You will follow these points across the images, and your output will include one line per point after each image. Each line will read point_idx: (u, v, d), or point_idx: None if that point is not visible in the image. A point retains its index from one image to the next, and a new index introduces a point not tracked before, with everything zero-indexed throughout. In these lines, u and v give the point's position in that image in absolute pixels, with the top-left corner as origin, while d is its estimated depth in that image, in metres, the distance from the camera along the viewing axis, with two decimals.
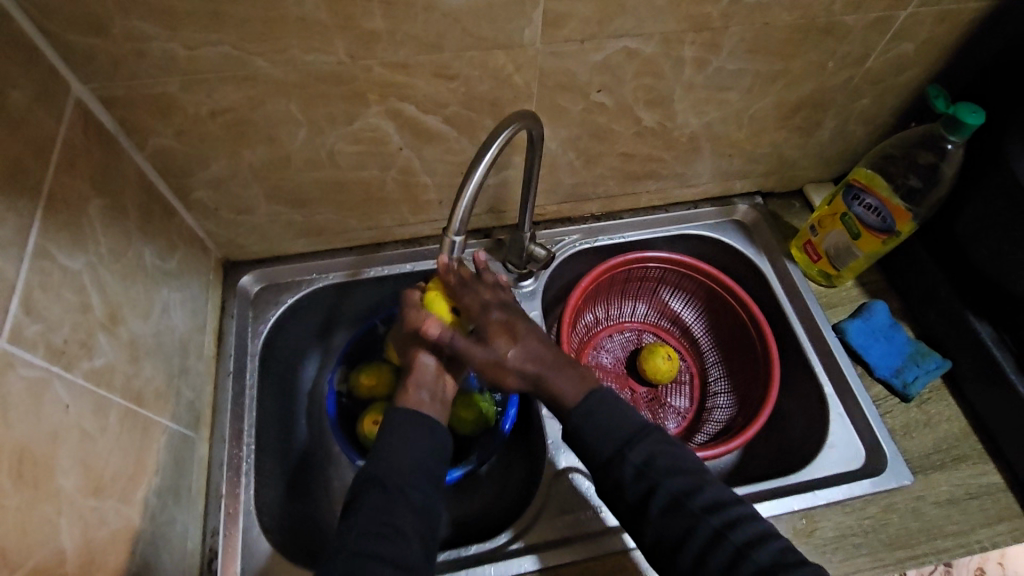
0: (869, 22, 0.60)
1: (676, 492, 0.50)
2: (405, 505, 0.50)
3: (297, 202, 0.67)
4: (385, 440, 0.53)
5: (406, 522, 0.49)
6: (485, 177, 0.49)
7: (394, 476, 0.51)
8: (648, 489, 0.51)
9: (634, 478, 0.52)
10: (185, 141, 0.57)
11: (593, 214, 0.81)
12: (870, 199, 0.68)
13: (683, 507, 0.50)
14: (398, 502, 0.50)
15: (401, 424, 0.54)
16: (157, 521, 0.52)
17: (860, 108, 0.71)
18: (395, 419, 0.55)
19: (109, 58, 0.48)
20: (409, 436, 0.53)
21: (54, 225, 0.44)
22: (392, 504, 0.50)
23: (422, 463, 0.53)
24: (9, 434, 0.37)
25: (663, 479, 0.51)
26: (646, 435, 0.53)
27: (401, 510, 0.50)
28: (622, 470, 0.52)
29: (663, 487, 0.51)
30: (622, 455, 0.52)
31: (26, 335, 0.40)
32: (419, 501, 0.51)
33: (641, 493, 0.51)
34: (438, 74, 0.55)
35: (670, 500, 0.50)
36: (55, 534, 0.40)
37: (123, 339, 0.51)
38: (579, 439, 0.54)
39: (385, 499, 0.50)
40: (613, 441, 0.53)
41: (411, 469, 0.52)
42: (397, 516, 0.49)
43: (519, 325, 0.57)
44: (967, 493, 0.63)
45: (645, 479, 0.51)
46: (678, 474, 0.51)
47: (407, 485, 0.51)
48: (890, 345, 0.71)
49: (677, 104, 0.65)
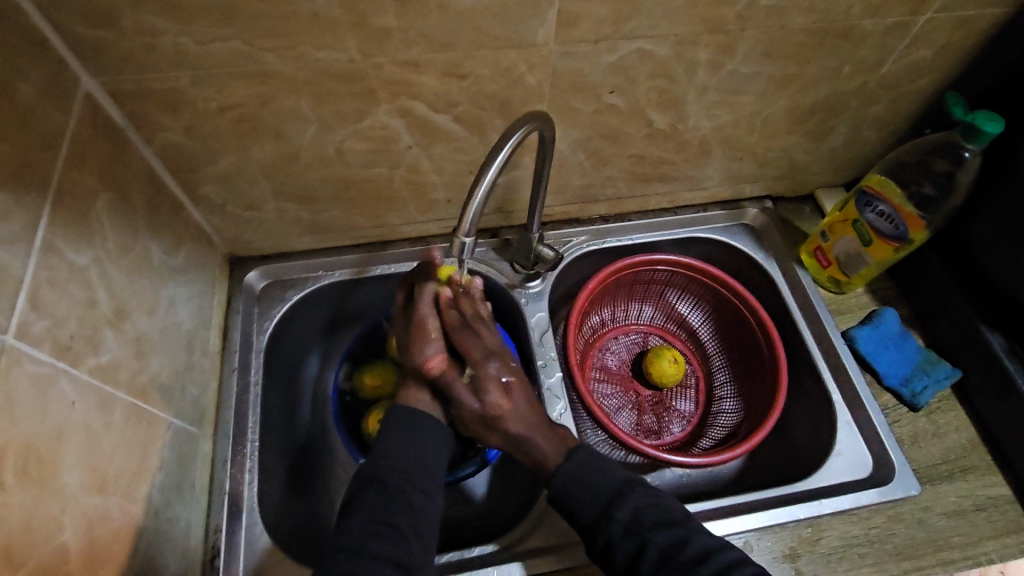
0: (887, 27, 0.59)
1: (665, 548, 0.49)
2: (406, 505, 0.50)
3: (304, 198, 0.67)
4: (386, 439, 0.54)
5: (406, 522, 0.49)
6: (496, 179, 0.48)
7: (396, 477, 0.51)
8: (639, 548, 0.50)
9: (621, 535, 0.51)
10: (193, 137, 0.57)
11: (601, 215, 0.80)
12: (882, 206, 0.67)
13: (674, 562, 0.49)
14: (398, 501, 0.50)
15: (402, 420, 0.55)
16: (160, 517, 0.52)
17: (874, 113, 0.71)
18: (400, 413, 0.56)
19: (119, 50, 0.48)
20: (411, 436, 0.54)
21: (61, 220, 0.44)
22: (392, 504, 0.49)
23: (424, 464, 0.53)
24: (15, 431, 0.37)
25: (652, 534, 0.50)
26: (630, 490, 0.53)
27: (403, 509, 0.49)
28: (609, 530, 0.51)
29: (653, 544, 0.49)
30: (607, 516, 0.51)
31: (33, 330, 0.40)
32: (420, 502, 0.51)
33: (631, 552, 0.50)
34: (450, 72, 0.55)
35: (660, 556, 0.49)
36: (59, 531, 0.39)
37: (129, 335, 0.51)
38: (566, 507, 0.53)
39: (385, 499, 0.50)
40: (597, 502, 0.52)
41: (413, 470, 0.52)
42: (398, 516, 0.49)
43: (513, 380, 0.56)
44: (974, 505, 0.62)
45: (634, 535, 0.50)
46: (665, 527, 0.50)
47: (408, 486, 0.51)
48: (899, 354, 0.70)
49: (689, 106, 0.64)
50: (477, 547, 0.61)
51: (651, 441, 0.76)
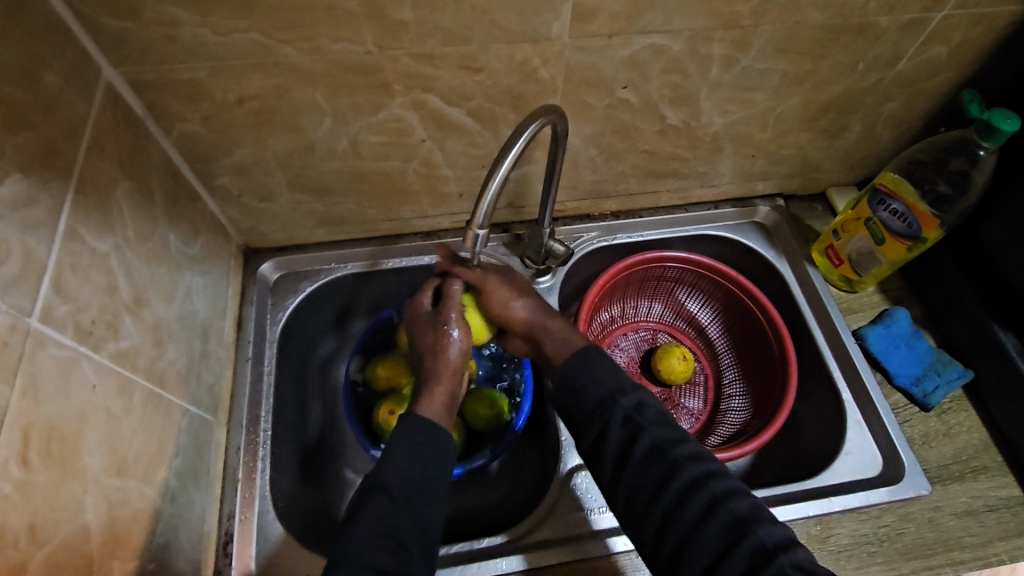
0: (903, 23, 0.59)
1: (659, 441, 0.52)
2: (411, 517, 0.50)
3: (318, 190, 0.67)
4: (395, 447, 0.52)
5: (409, 536, 0.49)
6: (510, 171, 0.49)
7: (404, 485, 0.50)
8: (633, 437, 0.53)
9: (619, 423, 0.53)
10: (211, 127, 0.57)
11: (612, 211, 0.80)
12: (897, 205, 0.67)
13: (664, 455, 0.52)
14: (404, 512, 0.50)
15: (411, 424, 0.53)
16: (176, 502, 0.53)
17: (888, 111, 0.70)
18: (413, 419, 0.54)
19: (141, 41, 0.49)
20: (421, 440, 0.53)
21: (83, 207, 0.45)
22: (398, 514, 0.49)
23: (433, 474, 0.52)
24: (39, 411, 0.38)
25: (648, 428, 0.53)
26: (634, 387, 0.56)
27: (406, 521, 0.49)
28: (607, 416, 0.54)
29: (646, 434, 0.52)
30: (609, 403, 0.54)
31: (56, 314, 0.41)
32: (422, 513, 0.50)
33: (624, 442, 0.53)
34: (465, 66, 0.55)
35: (652, 447, 0.52)
36: (81, 511, 0.40)
37: (148, 322, 0.52)
38: (563, 399, 0.56)
39: (391, 508, 0.49)
40: (598, 395, 0.55)
41: (422, 480, 0.51)
42: (401, 528, 0.49)
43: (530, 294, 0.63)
44: (985, 506, 0.62)
45: (629, 427, 0.53)
46: (663, 425, 0.53)
47: (414, 496, 0.50)
48: (911, 354, 0.70)
49: (703, 102, 0.64)
50: (486, 538, 0.61)
51: None
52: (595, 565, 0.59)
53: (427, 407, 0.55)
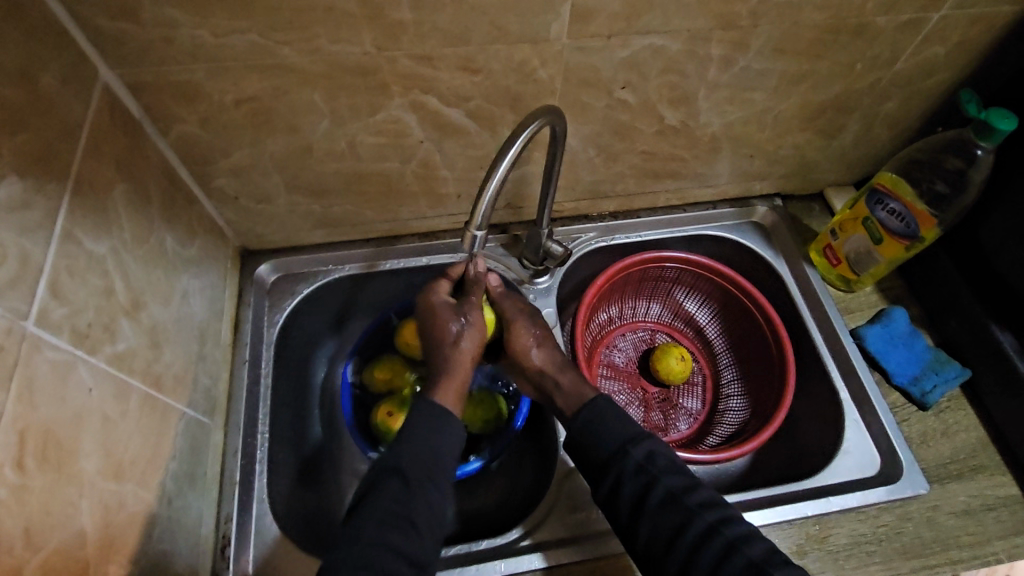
0: (900, 24, 0.59)
1: (674, 490, 0.52)
2: (423, 500, 0.50)
3: (316, 191, 0.67)
4: (411, 429, 0.53)
5: (421, 517, 0.49)
6: (509, 172, 0.49)
7: (418, 468, 0.50)
8: (648, 485, 0.53)
9: (633, 471, 0.54)
10: (208, 129, 0.57)
11: (610, 212, 0.80)
12: (894, 204, 0.67)
13: (679, 503, 0.52)
14: (416, 496, 0.50)
15: (426, 411, 0.53)
16: (173, 506, 0.53)
17: (885, 111, 0.70)
18: (428, 404, 0.54)
19: (137, 42, 0.48)
20: (437, 423, 0.53)
21: (79, 209, 0.45)
22: (411, 498, 0.49)
23: (446, 458, 0.52)
24: (35, 415, 0.37)
25: (662, 475, 0.53)
26: (647, 435, 0.56)
27: (419, 504, 0.49)
28: (623, 465, 0.54)
29: (662, 483, 0.53)
30: (623, 453, 0.55)
31: (53, 317, 0.40)
32: (433, 497, 0.50)
33: (639, 491, 0.53)
34: (463, 67, 0.55)
35: (667, 495, 0.52)
36: (77, 516, 0.40)
37: (145, 325, 0.52)
38: (578, 441, 0.57)
39: (404, 490, 0.49)
40: (611, 444, 0.55)
41: (434, 463, 0.51)
42: (414, 510, 0.49)
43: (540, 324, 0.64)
44: (983, 505, 0.62)
45: (644, 474, 0.53)
46: (675, 473, 0.54)
47: (427, 480, 0.50)
48: (909, 353, 0.70)
49: (701, 102, 0.64)
50: (486, 540, 0.61)
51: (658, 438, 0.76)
52: (595, 566, 0.59)
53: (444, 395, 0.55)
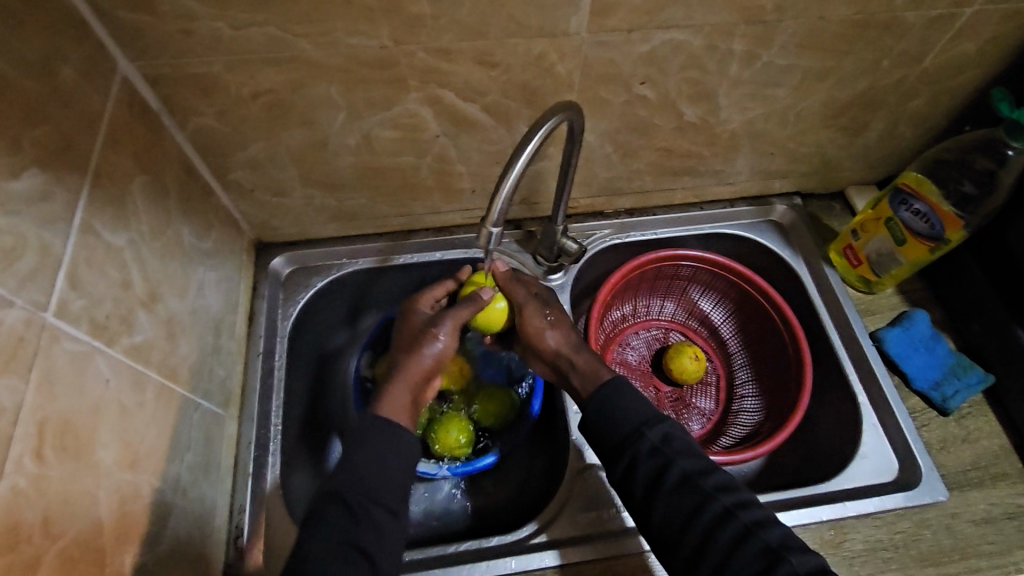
0: (931, 19, 0.57)
1: (689, 472, 0.52)
2: (369, 523, 0.49)
3: (330, 185, 0.67)
4: (354, 456, 0.53)
5: (371, 544, 0.49)
6: (527, 168, 0.48)
7: (358, 494, 0.50)
8: (663, 466, 0.52)
9: (648, 453, 0.53)
10: (225, 122, 0.57)
11: (626, 208, 0.79)
12: (919, 205, 0.66)
13: (695, 485, 0.51)
14: (360, 521, 0.49)
15: (370, 431, 0.54)
16: (188, 496, 0.53)
17: (912, 109, 0.69)
18: (375, 419, 0.54)
19: (156, 34, 0.48)
20: (379, 447, 0.53)
21: (98, 201, 0.45)
22: (358, 525, 0.49)
23: (390, 479, 0.52)
24: (54, 406, 0.38)
25: (677, 457, 0.52)
26: (662, 418, 0.55)
27: (367, 528, 0.49)
28: (637, 447, 0.53)
29: (677, 465, 0.52)
30: (638, 434, 0.54)
31: (71, 309, 0.41)
32: (382, 520, 0.50)
33: (654, 471, 0.52)
34: (481, 61, 0.55)
35: (683, 477, 0.51)
36: (94, 505, 0.40)
37: (161, 317, 0.52)
38: (590, 429, 0.56)
39: (348, 517, 0.49)
40: (625, 425, 0.55)
41: (377, 486, 0.51)
42: (361, 535, 0.49)
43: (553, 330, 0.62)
44: (1004, 513, 0.60)
45: (660, 455, 0.53)
46: (691, 456, 0.53)
47: (370, 503, 0.50)
48: (930, 357, 0.68)
49: (722, 98, 0.63)
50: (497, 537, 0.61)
51: None
52: (606, 566, 0.58)
53: (388, 405, 0.56)
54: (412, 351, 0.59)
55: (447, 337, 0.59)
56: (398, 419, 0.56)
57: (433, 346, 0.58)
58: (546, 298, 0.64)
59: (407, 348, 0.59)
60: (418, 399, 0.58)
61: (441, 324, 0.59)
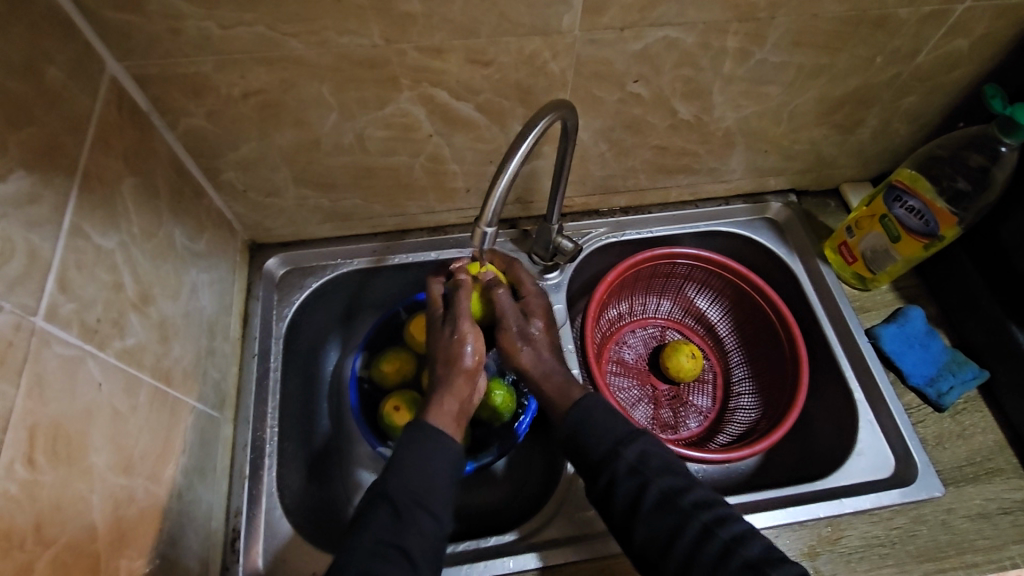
0: (923, 15, 0.57)
1: (667, 491, 0.51)
2: (413, 525, 0.48)
3: (323, 185, 0.67)
4: (403, 455, 0.51)
5: (413, 546, 0.47)
6: (520, 167, 0.48)
7: (405, 494, 0.49)
8: (641, 485, 0.52)
9: (626, 472, 0.53)
10: (216, 122, 0.57)
11: (621, 207, 0.79)
12: (912, 201, 0.66)
13: (675, 504, 0.51)
14: (407, 523, 0.48)
15: (418, 436, 0.52)
16: (184, 499, 0.53)
17: (906, 105, 0.69)
18: (422, 427, 0.53)
19: (145, 35, 0.48)
20: (427, 451, 0.51)
21: (87, 203, 0.44)
22: (401, 526, 0.47)
23: (437, 483, 0.50)
24: (45, 411, 0.38)
25: (655, 476, 0.52)
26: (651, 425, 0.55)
27: (410, 531, 0.48)
28: (615, 467, 0.53)
29: (656, 483, 0.52)
30: (614, 453, 0.54)
31: (61, 312, 0.40)
32: (427, 525, 0.48)
33: (631, 491, 0.52)
34: (473, 59, 0.54)
35: (661, 497, 0.51)
36: (88, 509, 0.40)
37: (154, 319, 0.52)
38: (587, 429, 0.56)
39: (393, 518, 0.48)
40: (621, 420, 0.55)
41: (425, 491, 0.49)
42: (405, 538, 0.47)
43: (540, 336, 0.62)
44: (1000, 508, 0.61)
45: (638, 475, 0.52)
46: (670, 472, 0.53)
47: (415, 505, 0.49)
48: (925, 354, 0.69)
49: (716, 96, 0.63)
50: (493, 537, 0.61)
51: (667, 435, 0.75)
52: (604, 565, 0.58)
53: (437, 418, 0.54)
54: (449, 361, 0.56)
55: (476, 338, 0.57)
56: (444, 428, 0.54)
57: (466, 351, 0.56)
58: (529, 305, 0.64)
59: (441, 360, 0.57)
60: (466, 407, 0.56)
61: (461, 327, 0.57)
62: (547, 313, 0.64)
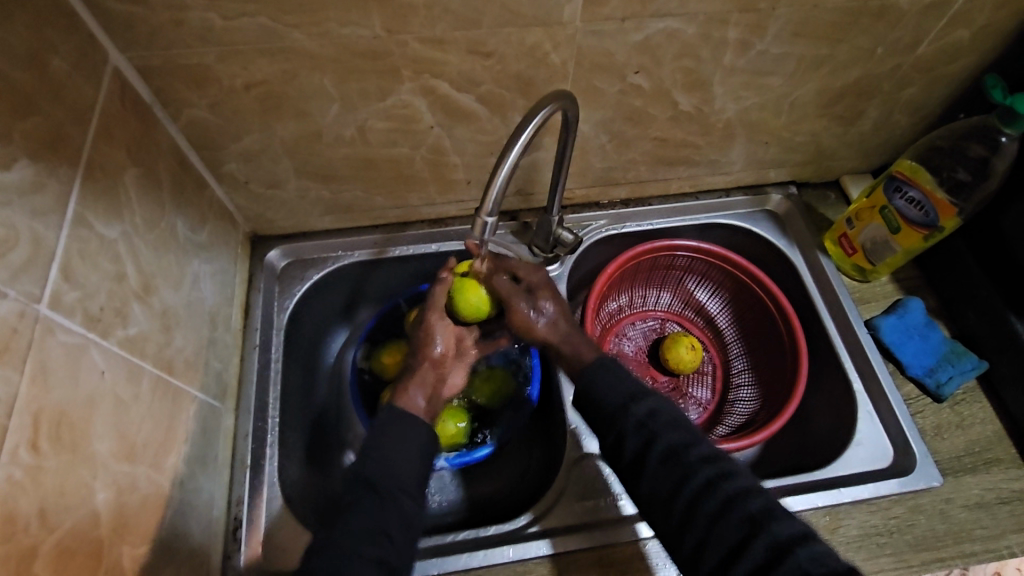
0: (924, 6, 0.57)
1: (674, 447, 0.51)
2: (395, 505, 0.48)
3: (324, 177, 0.67)
4: (383, 441, 0.51)
5: (393, 526, 0.48)
6: (521, 157, 0.48)
7: (385, 476, 0.49)
8: (648, 440, 0.52)
9: (635, 428, 0.53)
10: (218, 114, 0.57)
11: (621, 199, 0.79)
12: (912, 192, 0.66)
13: (681, 459, 0.51)
14: (388, 504, 0.48)
15: (395, 420, 0.53)
16: (185, 488, 0.53)
17: (907, 96, 0.69)
18: (395, 412, 0.54)
19: (147, 26, 0.48)
20: (406, 436, 0.52)
21: (90, 193, 0.45)
22: (382, 506, 0.48)
23: (415, 467, 0.51)
24: (48, 398, 0.38)
25: (663, 432, 0.52)
26: None
27: (392, 512, 0.48)
28: (624, 423, 0.53)
29: (662, 439, 0.52)
30: (625, 409, 0.54)
31: (65, 301, 0.41)
32: (409, 506, 0.49)
33: (639, 446, 0.52)
34: (474, 50, 0.54)
35: (668, 451, 0.51)
36: (91, 496, 0.41)
37: (156, 309, 0.52)
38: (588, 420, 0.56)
39: (377, 500, 0.48)
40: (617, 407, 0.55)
41: (402, 471, 0.50)
42: (387, 519, 0.48)
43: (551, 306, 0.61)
44: (998, 499, 0.61)
45: (645, 431, 0.52)
46: (677, 429, 0.53)
47: (397, 488, 0.49)
48: (926, 343, 0.69)
49: (716, 88, 0.63)
50: (493, 526, 0.61)
51: None
52: (603, 554, 0.58)
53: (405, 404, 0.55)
54: (417, 351, 0.59)
55: (443, 327, 0.59)
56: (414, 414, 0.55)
57: (434, 341, 0.59)
58: (533, 281, 0.62)
59: (411, 353, 0.60)
60: (434, 394, 0.58)
61: (428, 319, 0.59)
62: (552, 291, 0.63)
